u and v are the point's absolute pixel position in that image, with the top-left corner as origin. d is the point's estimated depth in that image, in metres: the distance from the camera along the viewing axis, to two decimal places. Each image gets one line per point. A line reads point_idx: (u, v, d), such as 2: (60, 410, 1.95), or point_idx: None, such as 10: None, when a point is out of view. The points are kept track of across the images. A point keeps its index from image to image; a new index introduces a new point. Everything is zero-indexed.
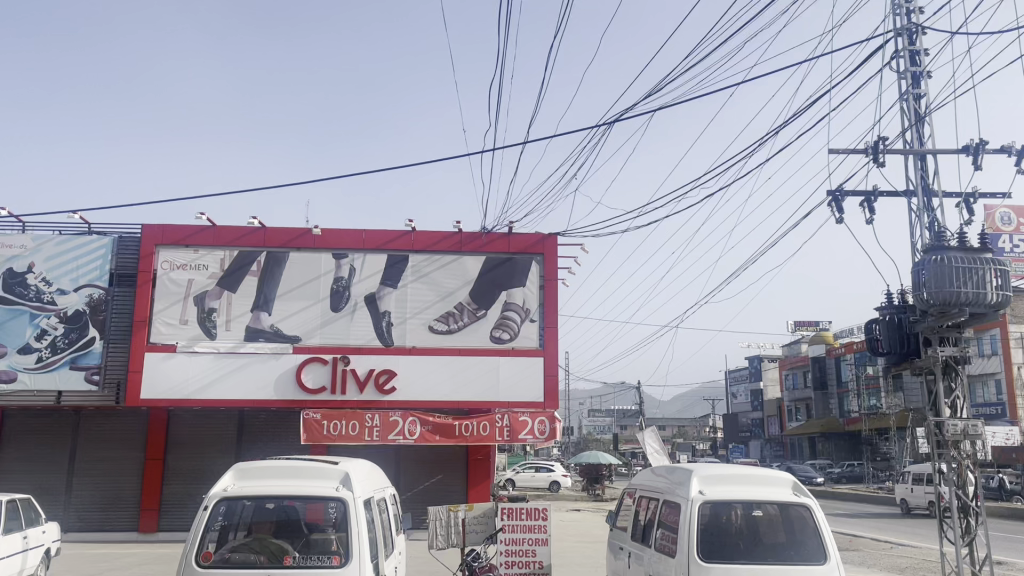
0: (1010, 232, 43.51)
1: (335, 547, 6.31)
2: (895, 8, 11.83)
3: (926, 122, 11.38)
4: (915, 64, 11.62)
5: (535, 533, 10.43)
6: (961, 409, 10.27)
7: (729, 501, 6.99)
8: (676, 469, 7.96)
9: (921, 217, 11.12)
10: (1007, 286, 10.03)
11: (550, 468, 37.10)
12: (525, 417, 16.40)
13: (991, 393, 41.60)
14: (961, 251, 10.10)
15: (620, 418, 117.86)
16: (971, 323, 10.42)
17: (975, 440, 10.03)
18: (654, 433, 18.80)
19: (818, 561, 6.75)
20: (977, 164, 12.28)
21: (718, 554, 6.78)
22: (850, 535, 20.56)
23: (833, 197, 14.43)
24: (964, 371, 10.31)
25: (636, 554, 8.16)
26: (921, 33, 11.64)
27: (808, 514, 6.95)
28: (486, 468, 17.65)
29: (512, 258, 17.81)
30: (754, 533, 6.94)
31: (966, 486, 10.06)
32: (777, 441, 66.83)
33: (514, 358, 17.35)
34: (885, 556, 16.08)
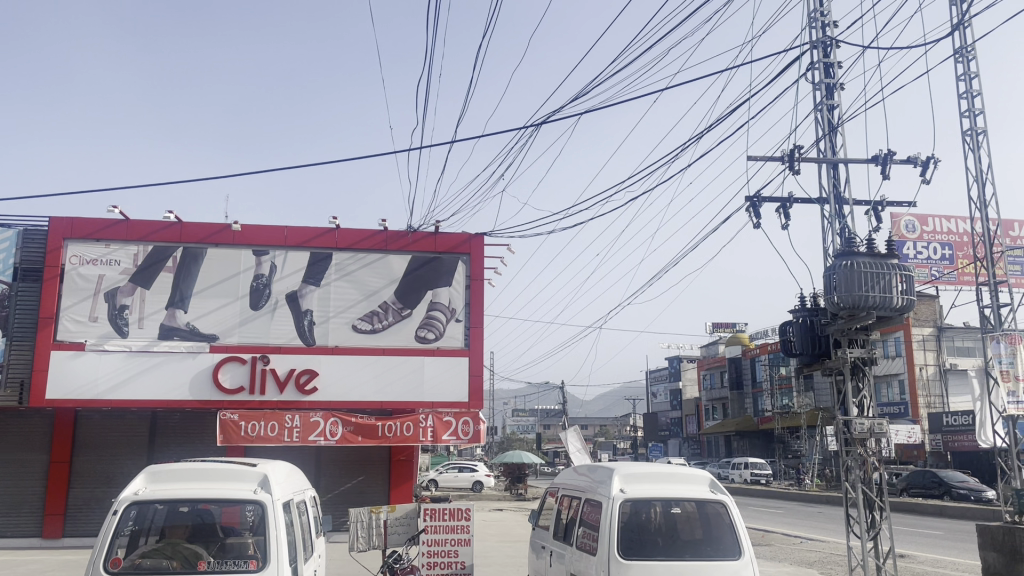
0: (914, 239, 45.58)
1: (251, 551, 6.13)
2: (812, 20, 12.29)
3: (839, 132, 11.85)
4: (830, 76, 12.08)
5: (458, 533, 10.40)
6: (867, 408, 10.71)
7: (648, 499, 7.12)
8: (598, 467, 8.05)
9: (833, 223, 11.56)
10: (911, 291, 10.52)
11: (474, 468, 37.14)
12: (449, 418, 16.33)
13: (895, 393, 43.69)
14: (868, 257, 10.55)
15: (544, 417, 118.94)
16: (878, 326, 10.88)
17: (879, 438, 10.50)
18: (576, 432, 18.99)
19: (732, 556, 6.93)
20: (886, 174, 12.88)
21: (637, 551, 6.89)
22: (762, 530, 21.25)
23: (750, 203, 14.90)
24: (870, 372, 10.76)
25: (558, 553, 8.22)
26: (835, 46, 12.12)
27: (724, 510, 7.15)
28: (409, 469, 17.49)
29: (438, 257, 17.72)
30: (672, 529, 7.08)
31: (872, 483, 10.48)
32: (695, 440, 68.59)
33: (439, 358, 17.26)
34: (795, 550, 16.70)
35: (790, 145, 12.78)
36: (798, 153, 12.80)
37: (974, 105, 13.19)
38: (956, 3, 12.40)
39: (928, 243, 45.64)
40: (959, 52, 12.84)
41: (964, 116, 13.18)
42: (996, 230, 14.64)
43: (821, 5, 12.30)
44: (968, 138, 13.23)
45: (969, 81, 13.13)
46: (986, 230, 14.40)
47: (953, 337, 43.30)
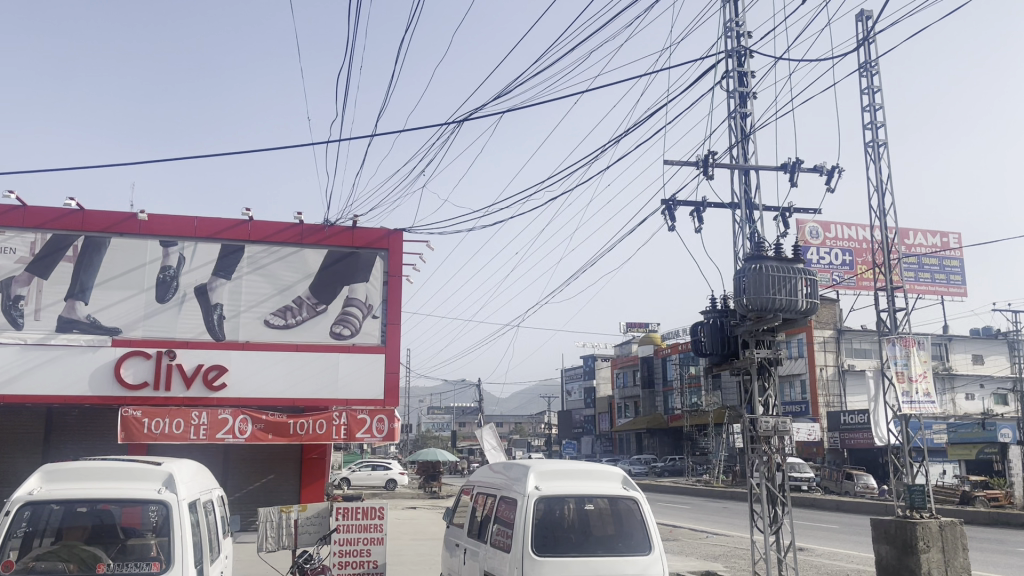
0: (818, 244, 47.53)
1: (154, 553, 5.89)
2: (727, 30, 12.65)
3: (751, 139, 12.23)
4: (743, 84, 12.45)
5: (370, 533, 10.26)
6: (771, 406, 11.08)
7: (562, 497, 7.19)
8: (514, 465, 8.06)
9: (744, 228, 11.92)
10: (814, 295, 10.96)
11: (388, 466, 36.79)
12: (363, 416, 16.12)
13: (797, 392, 45.52)
14: (776, 260, 10.92)
15: (460, 414, 118.73)
16: (784, 327, 11.28)
17: (782, 435, 10.87)
18: (492, 429, 19.07)
19: (643, 552, 7.08)
20: (794, 182, 13.37)
21: (551, 547, 6.95)
22: (671, 526, 21.79)
23: (666, 206, 15.23)
24: (776, 372, 11.14)
25: (472, 550, 8.21)
26: (748, 56, 12.49)
27: (635, 507, 7.29)
28: (320, 468, 17.15)
29: (355, 252, 17.45)
30: (585, 526, 7.15)
31: (775, 479, 10.85)
32: (607, 437, 69.82)
33: (354, 354, 17.00)
34: (702, 544, 17.19)
35: (705, 150, 13.12)
36: (712, 159, 13.15)
37: (876, 118, 13.82)
38: (863, 19, 12.97)
39: (831, 249, 47.69)
40: (863, 67, 13.43)
41: (867, 128, 13.81)
42: (893, 238, 15.38)
43: (736, 14, 12.65)
44: (871, 149, 13.86)
45: (872, 94, 13.76)
46: (884, 238, 15.11)
47: (851, 339, 45.34)
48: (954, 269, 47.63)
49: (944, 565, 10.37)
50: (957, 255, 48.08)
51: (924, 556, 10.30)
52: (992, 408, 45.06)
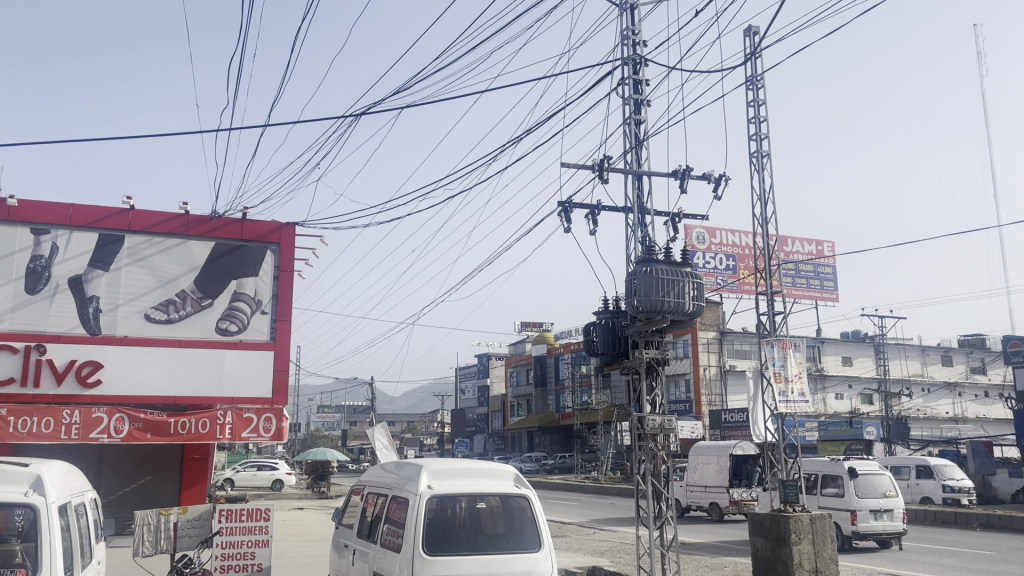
0: (704, 249, 49.33)
1: (18, 559, 5.49)
2: (624, 38, 12.97)
3: (644, 146, 12.58)
4: (638, 92, 12.79)
5: (255, 535, 9.97)
6: (658, 405, 11.41)
7: (454, 494, 7.19)
8: (405, 464, 8.01)
9: (636, 231, 12.23)
10: (700, 298, 11.36)
11: (274, 467, 35.81)
12: (250, 415, 15.62)
13: (682, 391, 47.14)
14: (665, 264, 11.28)
15: (350, 413, 116.74)
16: (672, 329, 11.64)
17: (668, 433, 11.22)
18: (383, 428, 18.88)
19: (532, 548, 7.20)
20: (684, 188, 13.84)
21: (442, 546, 6.92)
22: (558, 522, 22.23)
23: (563, 208, 15.48)
24: (663, 372, 11.49)
25: (361, 552, 8.11)
26: (643, 64, 12.85)
27: (526, 504, 7.41)
28: (203, 468, 16.55)
29: (244, 246, 16.90)
30: (476, 524, 7.16)
31: (661, 475, 11.20)
32: (499, 436, 70.31)
33: (241, 351, 16.46)
34: (589, 540, 17.63)
35: (601, 155, 13.39)
36: (607, 163, 13.44)
37: (760, 130, 14.49)
38: (751, 35, 13.56)
39: (716, 254, 49.63)
40: (750, 80, 14.06)
41: (752, 139, 14.44)
42: (774, 245, 16.11)
43: (632, 23, 12.99)
44: (755, 159, 14.51)
45: (757, 107, 14.40)
46: (765, 245, 15.84)
47: (733, 340, 47.32)
48: (827, 275, 50.50)
49: (814, 557, 10.97)
50: (830, 263, 51.04)
51: (796, 547, 10.86)
52: (858, 406, 48.12)
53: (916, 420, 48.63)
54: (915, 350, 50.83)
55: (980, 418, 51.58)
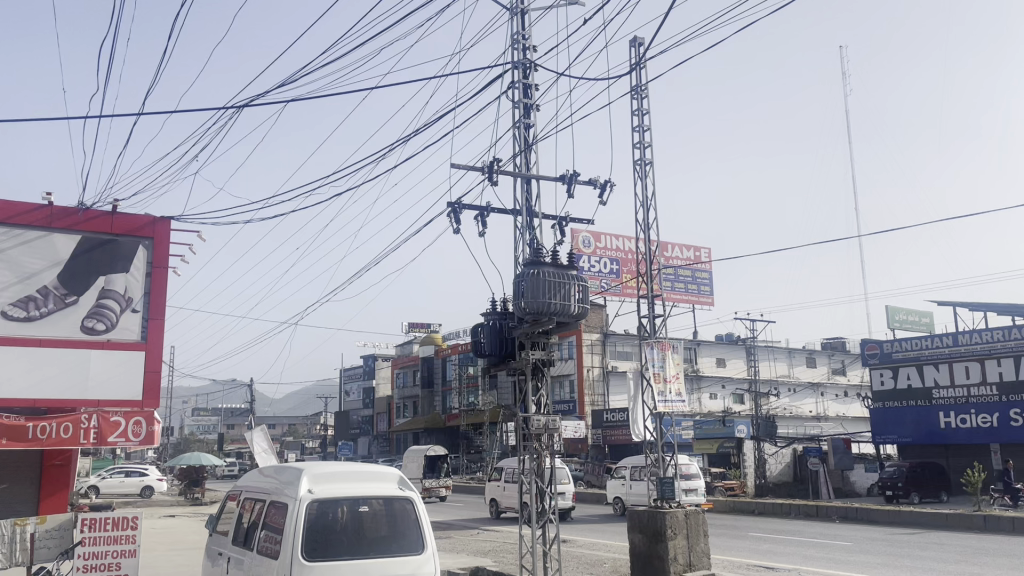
0: (589, 253, 50.41)
1: None
2: (514, 43, 13.11)
3: (533, 149, 12.73)
4: (527, 96, 12.94)
5: (121, 544, 9.43)
6: (543, 405, 11.56)
7: (337, 499, 7.04)
8: (286, 468, 7.76)
9: (524, 234, 12.37)
10: (585, 301, 11.56)
11: (143, 472, 34.02)
12: (117, 419, 14.76)
13: (566, 392, 48.01)
14: (552, 266, 11.45)
15: (228, 416, 112.39)
16: (558, 330, 11.80)
17: (553, 433, 11.37)
18: (264, 431, 18.27)
19: (415, 551, 7.17)
20: (570, 193, 14.09)
21: (321, 552, 6.76)
22: (442, 523, 22.09)
23: (452, 208, 15.46)
24: (548, 373, 11.66)
25: (236, 559, 7.83)
26: (533, 69, 13.02)
27: (409, 506, 7.36)
28: (64, 476, 15.57)
29: (114, 240, 16.01)
30: (358, 528, 7.05)
31: (544, 474, 11.35)
32: (384, 438, 69.48)
33: (109, 351, 15.56)
34: (472, 540, 17.66)
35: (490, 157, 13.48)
36: (497, 166, 13.54)
37: (643, 138, 14.94)
38: (636, 46, 13.98)
39: (601, 258, 50.82)
40: (635, 90, 14.47)
41: (636, 147, 14.88)
42: (655, 249, 16.59)
43: (523, 27, 13.15)
44: (638, 167, 14.96)
45: (641, 116, 14.86)
46: (647, 249, 16.31)
47: (615, 342, 48.57)
48: (704, 280, 52.64)
49: (688, 550, 11.41)
50: (707, 268, 53.20)
51: (671, 542, 11.25)
52: (731, 406, 50.43)
53: (782, 418, 51.43)
54: (783, 352, 53.70)
55: (839, 416, 55.08)
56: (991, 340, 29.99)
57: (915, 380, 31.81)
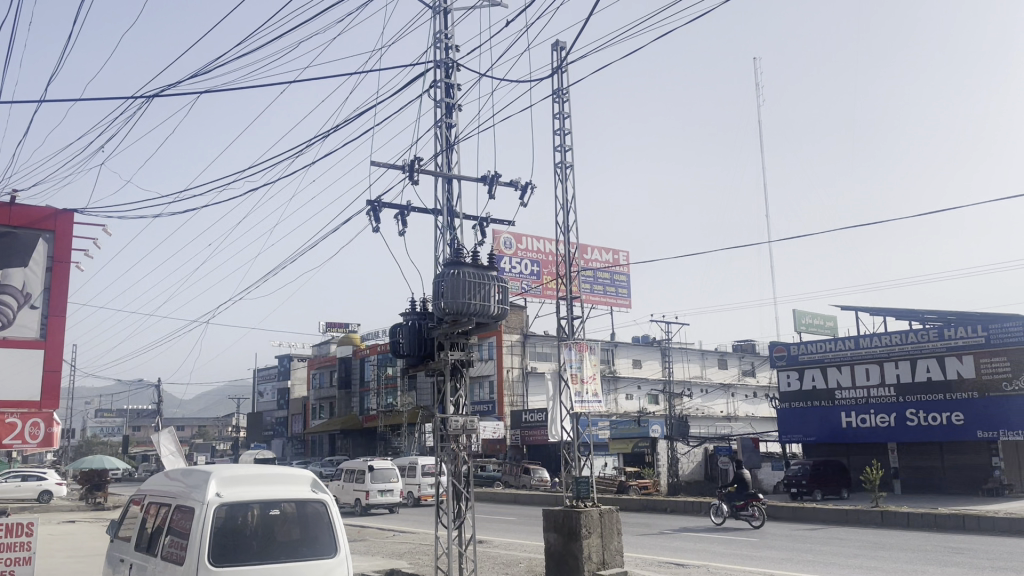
0: (510, 254, 50.66)
1: None
2: (437, 41, 13.04)
3: (454, 149, 12.68)
4: (449, 96, 12.89)
5: (15, 552, 8.94)
6: (461, 406, 11.51)
7: (246, 501, 6.83)
8: (193, 471, 7.50)
9: (445, 234, 12.31)
10: (504, 301, 11.56)
11: (42, 477, 32.42)
12: (13, 421, 14.45)
13: (486, 392, 48.13)
14: (472, 267, 11.44)
15: (134, 418, 108.01)
16: (477, 331, 11.78)
17: (470, 434, 11.33)
18: (171, 433, 17.61)
19: (328, 554, 7.03)
20: (491, 194, 14.11)
21: (229, 556, 6.56)
22: (359, 526, 21.73)
23: (372, 207, 15.28)
24: (467, 373, 11.63)
25: (139, 565, 7.53)
26: (455, 69, 12.99)
27: (322, 509, 7.22)
28: None
29: (11, 232, 15.15)
30: (268, 532, 6.88)
31: (461, 475, 11.29)
32: (298, 440, 68.10)
33: (3, 350, 14.78)
34: (388, 543, 17.44)
35: (412, 156, 13.37)
36: (418, 165, 13.43)
37: (564, 141, 15.07)
38: (558, 51, 14.10)
39: (521, 259, 51.13)
40: (556, 93, 14.60)
41: (557, 150, 15.00)
42: (574, 252, 16.74)
43: (445, 27, 13.09)
44: (559, 170, 15.08)
45: (562, 119, 14.98)
46: (566, 252, 16.41)
47: (535, 343, 48.87)
48: (622, 283, 53.58)
49: (602, 549, 11.56)
50: (625, 271, 54.18)
51: (586, 541, 11.38)
52: (646, 406, 51.43)
53: (695, 418, 52.74)
54: (696, 353, 55.08)
55: (749, 416, 56.86)
56: (888, 343, 31.14)
57: (819, 381, 33.09)
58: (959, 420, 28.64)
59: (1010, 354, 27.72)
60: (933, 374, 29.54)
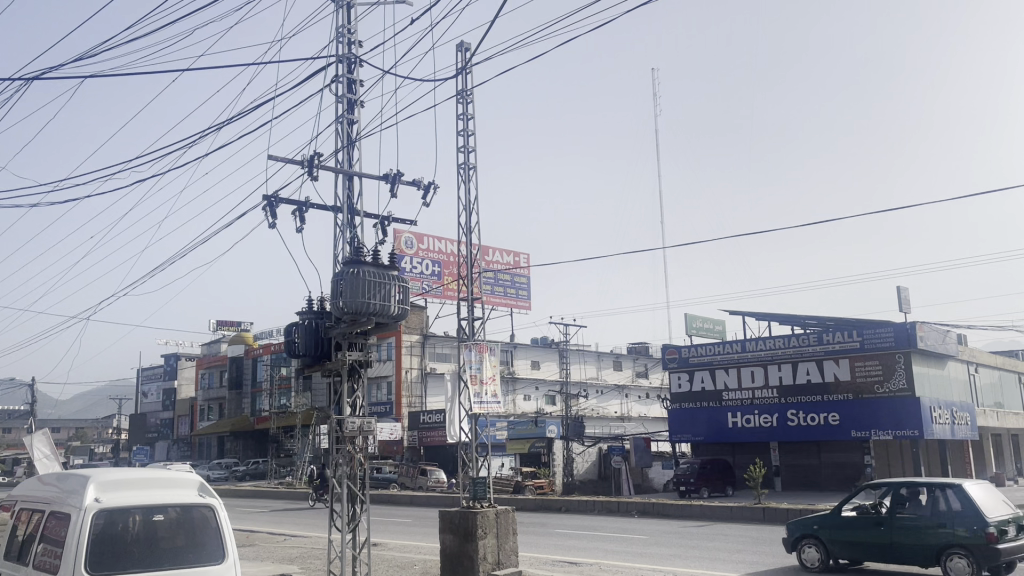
0: (411, 254, 50.29)
1: None
2: (340, 35, 12.86)
3: (356, 146, 12.52)
4: (352, 91, 12.72)
5: None
6: (358, 407, 11.35)
7: (127, 508, 6.55)
8: (70, 475, 7.12)
9: (344, 232, 12.15)
10: (405, 301, 11.48)
11: None
12: None
13: (383, 393, 47.59)
14: (373, 267, 11.33)
15: (4, 420, 101.40)
16: (376, 331, 11.65)
17: (367, 435, 11.18)
18: (45, 435, 16.62)
19: (216, 561, 6.81)
20: (393, 193, 14.01)
21: (107, 566, 6.29)
22: (246, 531, 21.17)
23: (268, 202, 14.91)
24: (365, 374, 11.49)
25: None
26: (358, 65, 12.84)
27: (209, 514, 6.99)
28: None
29: None
30: (151, 538, 6.61)
31: (357, 477, 11.13)
32: (185, 442, 65.57)
33: None
34: (279, 548, 17.02)
35: (312, 151, 13.13)
36: (318, 160, 13.20)
37: (468, 142, 15.11)
38: (462, 52, 14.12)
39: (422, 259, 50.84)
40: (460, 94, 14.60)
41: (460, 151, 15.01)
42: (476, 253, 16.78)
43: (348, 21, 12.92)
44: (462, 171, 15.10)
45: (466, 120, 15.00)
46: (468, 253, 16.43)
47: (434, 344, 48.64)
48: (522, 285, 54.07)
49: (497, 549, 11.65)
50: (524, 273, 54.77)
51: (481, 541, 11.45)
52: (543, 407, 52.13)
53: (590, 418, 53.82)
54: (593, 355, 56.14)
55: (641, 416, 58.47)
56: (773, 347, 32.56)
57: (708, 383, 34.31)
58: (836, 420, 30.31)
59: (882, 358, 29.58)
60: (813, 377, 31.12)
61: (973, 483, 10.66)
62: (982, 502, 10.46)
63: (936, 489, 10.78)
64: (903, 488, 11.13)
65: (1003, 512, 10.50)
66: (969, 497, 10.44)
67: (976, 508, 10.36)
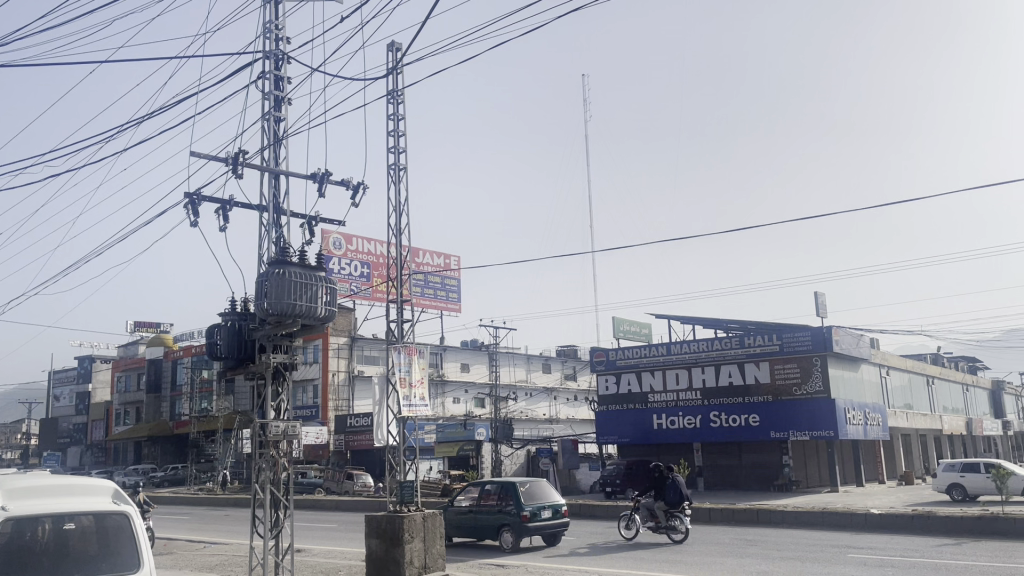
0: (339, 255, 49.63)
1: None
2: (267, 31, 12.61)
3: (282, 144, 12.29)
4: (279, 88, 12.48)
5: None
6: (283, 411, 11.11)
7: (36, 516, 6.24)
8: None
9: (270, 232, 11.90)
10: (332, 303, 11.30)
11: None
12: None
13: (308, 397, 46.76)
14: (299, 267, 11.12)
15: None
16: (301, 333, 11.43)
17: (291, 439, 10.95)
18: None
19: (131, 569, 6.56)
20: (321, 193, 13.79)
21: None
22: (164, 538, 20.51)
23: (190, 199, 14.50)
24: (289, 377, 11.26)
25: None
26: (286, 61, 12.62)
27: (125, 522, 6.71)
28: None
29: None
30: (60, 548, 6.32)
31: (280, 482, 10.89)
32: (99, 447, 63.09)
33: None
34: (199, 555, 16.57)
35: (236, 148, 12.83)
36: (242, 158, 12.91)
37: (398, 143, 14.99)
38: (393, 52, 14.00)
39: (351, 261, 50.18)
40: (391, 94, 14.47)
41: (391, 152, 14.88)
42: (405, 256, 16.63)
43: (276, 17, 12.68)
44: (392, 171, 14.98)
45: (396, 121, 14.87)
46: (397, 255, 16.26)
47: (363, 346, 47.96)
48: (452, 287, 53.91)
49: (424, 553, 11.57)
50: (455, 275, 54.66)
51: (408, 546, 11.35)
52: (472, 409, 52.14)
53: (519, 421, 54.03)
54: (522, 358, 56.41)
55: (569, 418, 58.99)
56: (697, 349, 33.31)
57: (634, 385, 34.87)
58: (755, 421, 31.18)
59: (800, 361, 30.59)
60: (735, 379, 31.97)
61: (524, 481, 15.64)
62: (526, 493, 15.49)
63: (501, 486, 15.68)
64: (487, 485, 15.98)
65: (542, 500, 15.65)
66: (519, 491, 15.38)
67: (522, 499, 15.37)
